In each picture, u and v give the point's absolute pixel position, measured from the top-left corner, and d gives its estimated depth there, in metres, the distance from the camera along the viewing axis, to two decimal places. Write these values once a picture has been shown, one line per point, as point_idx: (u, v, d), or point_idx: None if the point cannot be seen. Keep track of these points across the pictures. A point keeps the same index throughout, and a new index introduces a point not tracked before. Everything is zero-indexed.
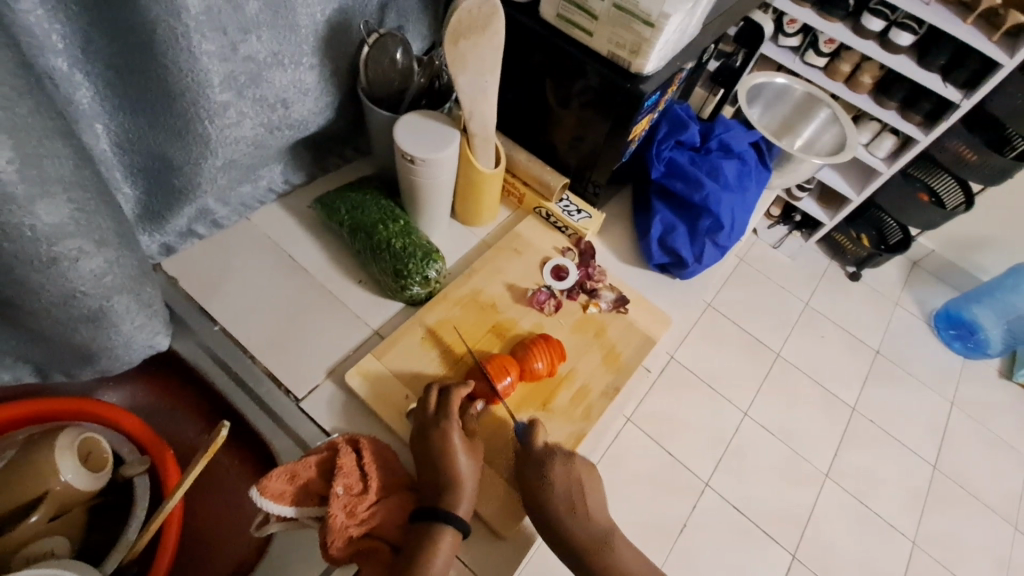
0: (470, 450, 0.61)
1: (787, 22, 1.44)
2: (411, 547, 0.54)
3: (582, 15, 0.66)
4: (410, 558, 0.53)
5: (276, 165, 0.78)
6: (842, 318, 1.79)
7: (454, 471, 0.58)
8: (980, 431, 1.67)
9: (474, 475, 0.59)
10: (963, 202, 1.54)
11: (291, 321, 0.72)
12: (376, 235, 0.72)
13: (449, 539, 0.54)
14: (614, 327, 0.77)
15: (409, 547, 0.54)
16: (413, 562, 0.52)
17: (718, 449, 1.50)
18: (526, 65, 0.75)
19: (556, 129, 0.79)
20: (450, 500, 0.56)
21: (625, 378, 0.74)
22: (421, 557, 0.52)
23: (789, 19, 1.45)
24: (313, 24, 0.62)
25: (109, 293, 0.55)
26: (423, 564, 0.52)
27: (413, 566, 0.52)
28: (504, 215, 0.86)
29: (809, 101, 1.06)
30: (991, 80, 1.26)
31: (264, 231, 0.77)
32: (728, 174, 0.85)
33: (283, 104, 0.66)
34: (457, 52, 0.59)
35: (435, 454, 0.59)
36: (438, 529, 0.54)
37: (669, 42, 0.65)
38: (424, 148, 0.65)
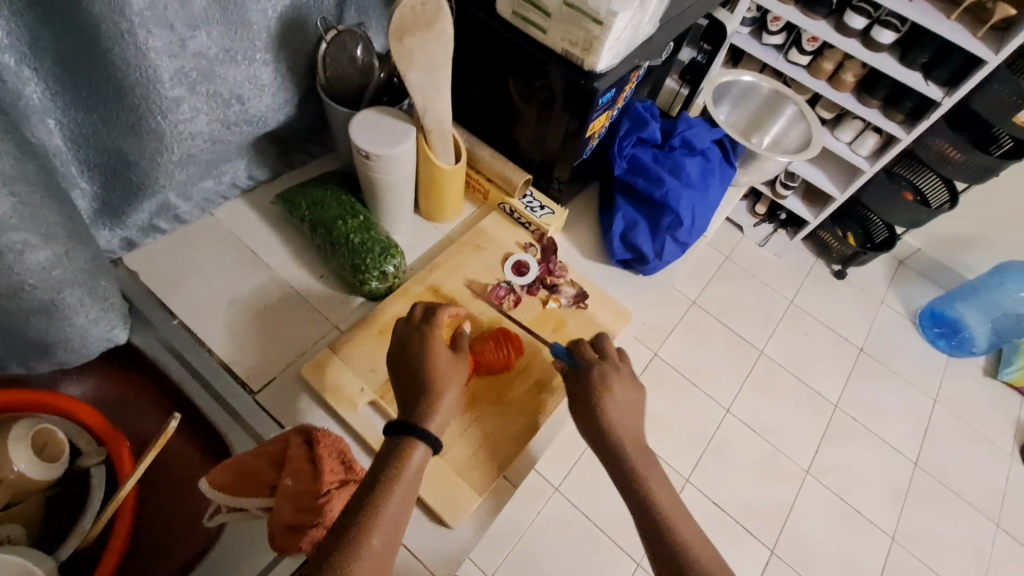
0: (454, 366, 0.63)
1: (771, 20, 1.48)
2: (378, 465, 0.54)
3: (535, 12, 0.67)
4: (379, 466, 0.53)
5: (240, 161, 0.79)
6: (826, 316, 1.80)
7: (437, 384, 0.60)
8: (961, 426, 1.68)
9: (453, 391, 0.60)
10: (947, 201, 1.57)
11: (249, 316, 0.73)
12: (336, 231, 0.73)
13: (421, 450, 0.55)
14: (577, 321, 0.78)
15: (378, 458, 0.55)
16: (382, 473, 0.53)
17: (700, 445, 1.52)
18: (487, 62, 0.76)
19: (519, 126, 0.80)
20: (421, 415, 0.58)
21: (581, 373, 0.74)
22: (390, 466, 0.53)
23: (773, 17, 1.49)
24: (265, 20, 0.62)
25: (60, 286, 0.55)
26: (395, 470, 0.53)
27: (352, 526, 0.49)
28: (469, 211, 0.87)
29: (776, 98, 1.04)
30: (971, 77, 1.29)
31: (226, 226, 0.78)
32: (691, 171, 0.85)
33: (239, 100, 0.66)
34: (403, 49, 0.58)
35: (417, 372, 0.61)
36: (410, 441, 0.55)
37: (620, 39, 0.65)
38: (379, 144, 0.66)
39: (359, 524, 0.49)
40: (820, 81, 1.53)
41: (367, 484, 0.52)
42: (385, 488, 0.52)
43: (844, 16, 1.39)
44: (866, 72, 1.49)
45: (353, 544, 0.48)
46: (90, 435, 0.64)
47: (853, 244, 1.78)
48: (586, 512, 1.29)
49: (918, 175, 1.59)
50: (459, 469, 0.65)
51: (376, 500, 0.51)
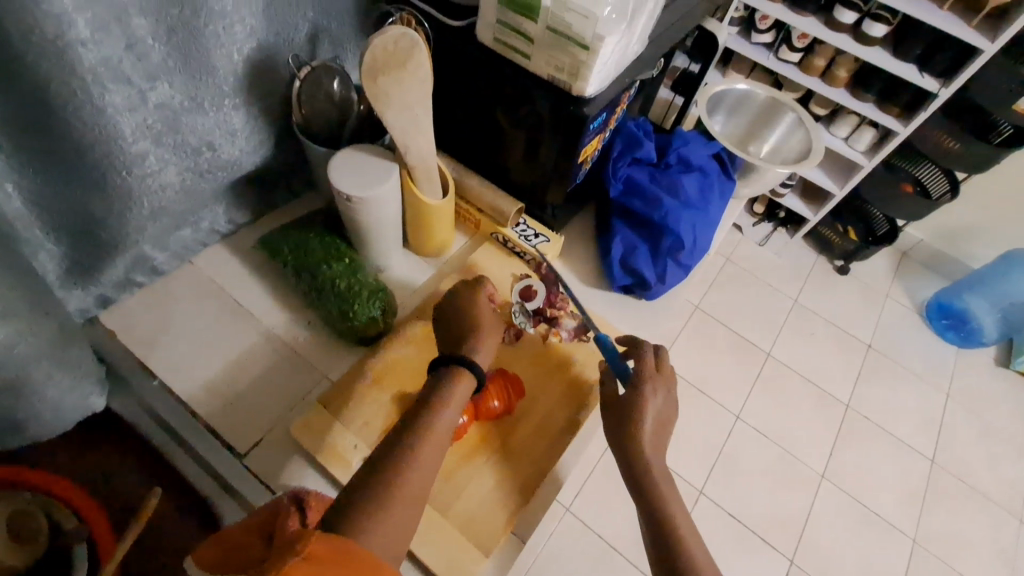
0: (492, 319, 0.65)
1: (759, 19, 1.47)
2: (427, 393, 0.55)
3: (518, 39, 0.63)
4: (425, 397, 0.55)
5: (219, 207, 0.75)
6: (832, 314, 1.77)
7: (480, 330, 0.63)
8: (975, 420, 1.64)
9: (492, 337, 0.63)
10: (948, 189, 1.53)
11: (232, 372, 0.68)
12: (320, 275, 0.69)
13: (466, 383, 0.57)
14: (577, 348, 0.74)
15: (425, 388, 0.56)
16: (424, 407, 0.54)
17: (710, 456, 1.48)
18: (470, 89, 0.72)
19: (508, 153, 0.76)
20: (469, 349, 0.60)
21: (588, 413, 0.70)
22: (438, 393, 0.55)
23: (761, 15, 1.47)
24: (231, 65, 0.58)
25: (23, 361, 0.52)
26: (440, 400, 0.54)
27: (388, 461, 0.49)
28: (460, 242, 0.83)
29: (772, 107, 1.01)
30: (968, 67, 1.26)
31: (207, 275, 0.75)
32: (689, 190, 0.81)
33: (210, 147, 0.62)
34: (377, 88, 0.54)
35: (464, 319, 0.64)
36: (456, 372, 0.57)
37: (609, 61, 0.61)
38: (360, 186, 0.62)
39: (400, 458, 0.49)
40: (813, 77, 1.50)
41: (414, 415, 0.53)
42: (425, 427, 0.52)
43: (833, 11, 1.36)
44: (859, 67, 1.46)
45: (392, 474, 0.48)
46: (73, 511, 0.60)
47: (855, 239, 1.76)
48: (600, 532, 1.25)
49: (916, 166, 1.55)
50: (463, 525, 0.61)
51: (418, 435, 0.51)
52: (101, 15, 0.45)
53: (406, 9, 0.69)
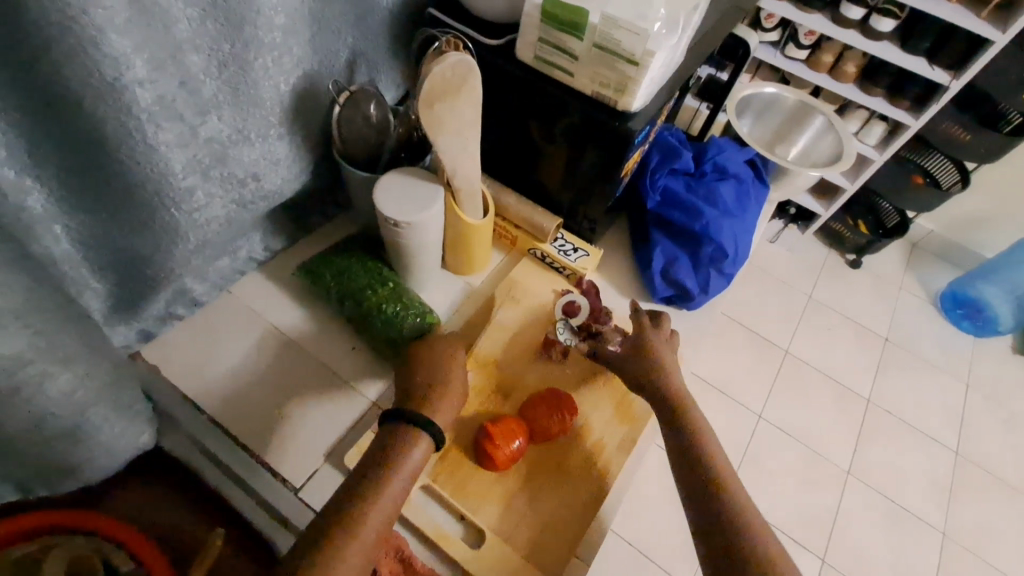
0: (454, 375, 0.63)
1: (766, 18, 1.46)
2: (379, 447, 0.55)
3: (560, 56, 0.62)
4: (380, 456, 0.54)
5: (255, 234, 0.74)
6: (849, 308, 1.76)
7: (442, 388, 0.62)
8: (995, 409, 1.64)
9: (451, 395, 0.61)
10: (958, 180, 1.54)
11: (279, 403, 0.67)
12: (365, 301, 0.68)
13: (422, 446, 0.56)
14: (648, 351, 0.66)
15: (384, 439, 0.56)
16: (380, 462, 0.54)
17: (736, 456, 1.47)
18: (507, 106, 0.71)
19: (545, 169, 0.76)
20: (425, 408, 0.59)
21: (641, 427, 0.69)
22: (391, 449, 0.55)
23: (767, 14, 1.46)
24: (277, 95, 0.57)
25: (82, 407, 0.51)
26: (399, 457, 0.54)
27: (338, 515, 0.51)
28: (497, 259, 0.82)
29: (801, 111, 1.00)
30: (979, 59, 1.26)
31: (247, 303, 0.74)
32: (727, 198, 0.81)
33: (254, 178, 0.61)
34: (432, 115, 0.53)
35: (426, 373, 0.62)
36: (412, 435, 0.56)
37: (656, 74, 0.61)
38: (408, 210, 0.61)
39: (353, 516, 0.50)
40: (821, 74, 1.51)
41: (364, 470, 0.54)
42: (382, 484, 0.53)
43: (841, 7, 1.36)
44: (868, 62, 1.46)
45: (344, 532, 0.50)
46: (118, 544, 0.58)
47: (866, 232, 1.76)
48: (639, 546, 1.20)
49: (925, 156, 1.56)
50: (531, 549, 0.61)
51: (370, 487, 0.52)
52: (157, 53, 0.44)
53: (442, 29, 0.68)
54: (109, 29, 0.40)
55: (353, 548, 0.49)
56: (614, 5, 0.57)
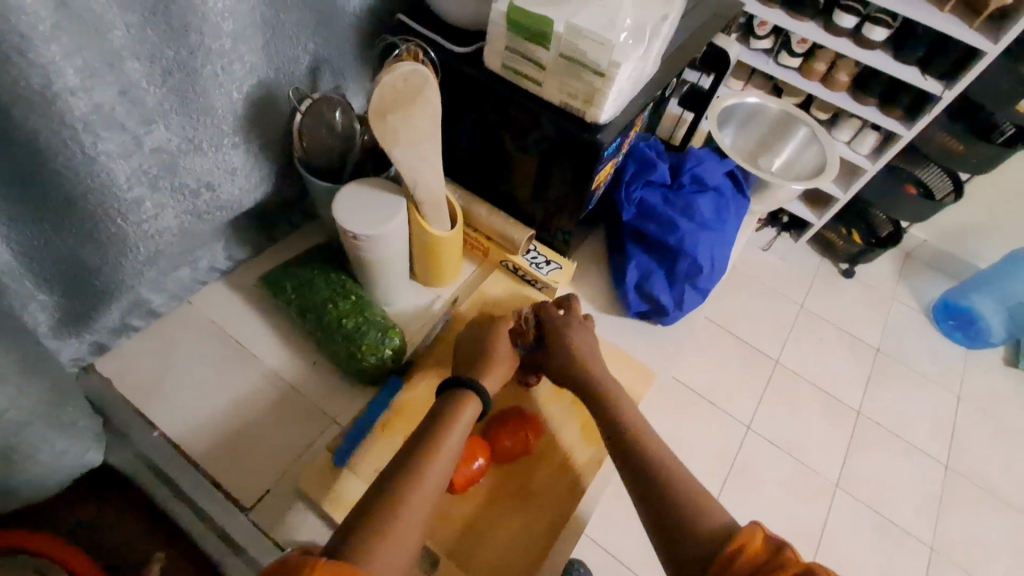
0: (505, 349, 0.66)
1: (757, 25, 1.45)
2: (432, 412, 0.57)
3: (528, 65, 0.60)
4: (431, 420, 0.56)
5: (217, 244, 0.72)
6: (840, 318, 1.74)
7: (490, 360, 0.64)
8: (986, 421, 1.62)
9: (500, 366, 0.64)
10: (951, 191, 1.56)
11: (236, 420, 0.66)
12: (326, 315, 0.66)
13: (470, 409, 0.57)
14: (565, 331, 0.66)
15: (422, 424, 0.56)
16: (421, 445, 0.53)
17: (723, 468, 1.45)
18: (476, 115, 0.69)
19: (516, 179, 0.74)
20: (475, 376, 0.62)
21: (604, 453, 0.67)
22: (441, 413, 0.56)
23: (760, 22, 1.45)
24: (231, 104, 0.55)
25: (17, 427, 0.49)
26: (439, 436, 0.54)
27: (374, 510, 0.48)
28: (468, 271, 0.81)
29: (784, 120, 0.98)
30: (973, 69, 1.24)
31: (208, 315, 0.72)
32: (704, 211, 0.79)
33: (209, 188, 0.59)
34: (387, 126, 0.50)
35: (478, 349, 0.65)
36: (465, 395, 0.58)
37: (625, 85, 0.59)
38: (369, 223, 0.59)
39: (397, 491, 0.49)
40: (812, 82, 1.49)
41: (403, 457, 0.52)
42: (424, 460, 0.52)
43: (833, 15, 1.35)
44: (860, 70, 1.45)
45: (388, 511, 0.48)
46: (62, 564, 0.55)
47: (858, 241, 1.74)
48: (621, 559, 1.18)
49: (920, 168, 1.55)
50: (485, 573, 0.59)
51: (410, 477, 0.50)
52: (92, 61, 0.42)
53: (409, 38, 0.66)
54: (35, 39, 0.38)
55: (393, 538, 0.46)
56: (580, 15, 0.54)
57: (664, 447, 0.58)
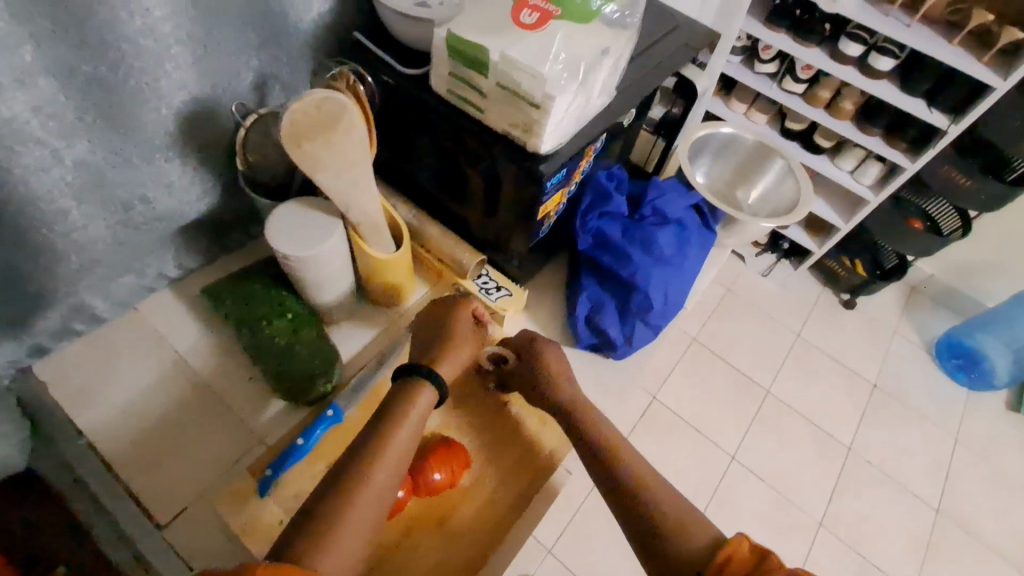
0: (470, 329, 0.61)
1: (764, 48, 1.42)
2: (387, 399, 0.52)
3: (470, 91, 0.59)
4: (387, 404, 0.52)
5: (167, 252, 0.71)
6: (836, 350, 1.70)
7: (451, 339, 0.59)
8: (984, 466, 1.56)
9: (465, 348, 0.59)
10: (959, 226, 1.49)
11: (163, 433, 0.65)
12: (259, 332, 0.65)
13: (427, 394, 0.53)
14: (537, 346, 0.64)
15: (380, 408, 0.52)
16: (380, 425, 0.50)
17: (704, 497, 1.42)
18: (428, 136, 0.68)
19: (469, 203, 0.72)
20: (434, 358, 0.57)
21: (531, 495, 0.66)
22: (399, 396, 0.52)
23: (765, 46, 1.43)
24: (161, 120, 0.55)
25: None
26: (395, 420, 0.50)
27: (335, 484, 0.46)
28: (419, 293, 0.79)
29: (760, 151, 0.96)
30: (980, 104, 1.20)
31: (151, 324, 0.71)
32: (663, 244, 0.77)
33: (143, 199, 0.59)
34: (304, 152, 0.48)
35: (438, 328, 0.60)
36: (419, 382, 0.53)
37: (567, 116, 0.57)
38: (299, 245, 0.59)
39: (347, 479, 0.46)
40: (816, 109, 1.45)
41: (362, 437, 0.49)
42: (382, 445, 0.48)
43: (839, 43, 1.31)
44: (865, 99, 1.41)
45: (338, 499, 0.45)
46: None
47: (862, 272, 1.67)
48: None
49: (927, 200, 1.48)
50: None
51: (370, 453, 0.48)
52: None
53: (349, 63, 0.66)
54: None
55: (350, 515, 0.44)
56: (516, 46, 0.52)
57: (645, 465, 0.54)
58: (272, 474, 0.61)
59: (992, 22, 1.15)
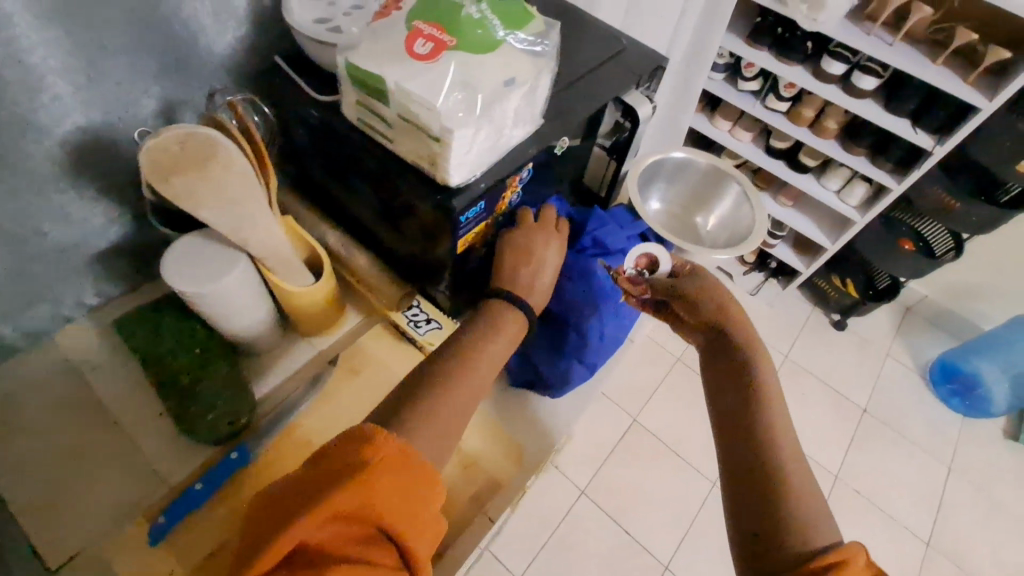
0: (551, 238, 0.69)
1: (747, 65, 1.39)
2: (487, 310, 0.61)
3: (377, 121, 0.56)
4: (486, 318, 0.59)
5: (85, 281, 0.68)
6: (825, 374, 1.64)
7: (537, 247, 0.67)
8: (980, 497, 1.48)
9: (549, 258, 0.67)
10: (952, 248, 1.39)
11: (62, 471, 0.61)
12: (164, 368, 0.63)
13: (515, 317, 0.61)
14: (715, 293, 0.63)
15: (461, 333, 0.57)
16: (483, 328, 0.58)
17: (682, 524, 1.41)
18: (349, 165, 0.65)
19: (396, 234, 0.69)
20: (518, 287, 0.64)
21: (446, 544, 0.64)
22: (493, 310, 0.60)
23: (747, 63, 1.39)
24: (47, 151, 0.53)
25: None
26: (489, 334, 0.58)
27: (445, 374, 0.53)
28: (351, 322, 0.75)
29: (713, 175, 0.93)
30: (965, 125, 1.15)
31: (63, 354, 0.68)
32: (602, 279, 0.74)
33: (37, 231, 0.57)
34: (172, 188, 0.45)
35: (523, 239, 0.67)
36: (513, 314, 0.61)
37: (478, 147, 0.54)
38: (195, 280, 0.55)
39: (435, 392, 0.50)
40: (800, 128, 1.41)
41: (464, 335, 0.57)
42: (460, 374, 0.53)
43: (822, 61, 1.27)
44: (850, 118, 1.37)
45: (435, 392, 0.51)
46: None
47: (854, 293, 1.62)
48: None
49: (919, 221, 1.40)
50: None
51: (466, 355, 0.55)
52: None
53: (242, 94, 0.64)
54: None
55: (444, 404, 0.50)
56: (413, 78, 0.49)
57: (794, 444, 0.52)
58: (165, 521, 0.59)
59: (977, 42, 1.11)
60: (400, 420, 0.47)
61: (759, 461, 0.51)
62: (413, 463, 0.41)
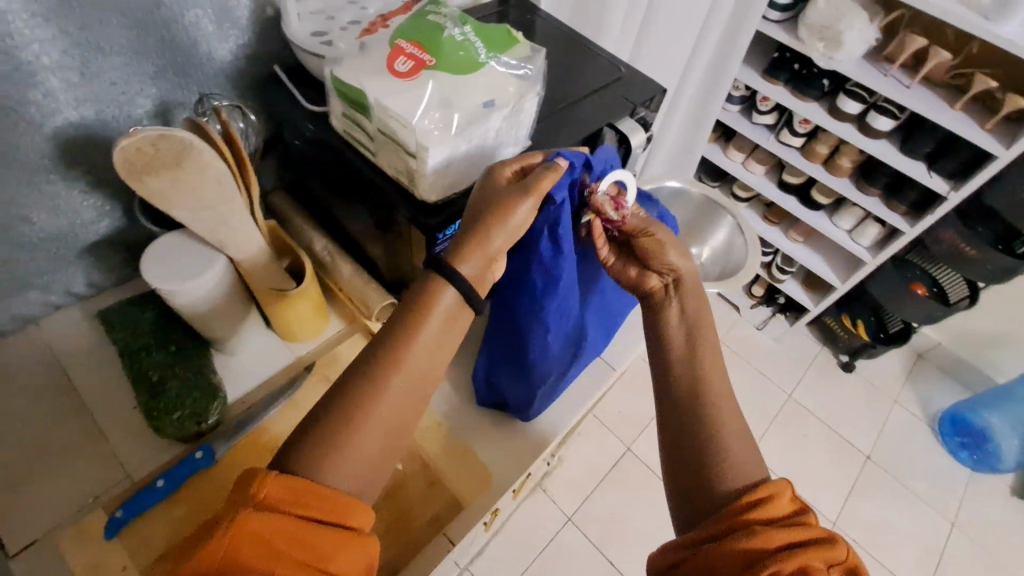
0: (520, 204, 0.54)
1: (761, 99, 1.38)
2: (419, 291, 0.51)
3: (361, 133, 0.57)
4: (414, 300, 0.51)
5: (77, 271, 0.69)
6: (830, 416, 1.60)
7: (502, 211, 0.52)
8: (987, 559, 1.41)
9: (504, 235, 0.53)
10: (967, 295, 1.31)
11: (31, 457, 0.62)
12: (138, 362, 0.64)
13: (446, 296, 0.51)
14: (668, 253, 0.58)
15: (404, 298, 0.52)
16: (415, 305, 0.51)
17: None
18: (337, 174, 0.66)
19: (380, 246, 0.69)
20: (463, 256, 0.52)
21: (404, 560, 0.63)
22: (426, 291, 0.51)
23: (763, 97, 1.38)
24: (38, 142, 0.55)
25: None
26: (423, 314, 0.50)
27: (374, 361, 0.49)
28: (332, 329, 0.76)
29: (707, 206, 0.92)
30: (978, 174, 1.11)
31: (46, 341, 0.69)
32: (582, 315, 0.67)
33: (26, 219, 0.59)
34: (148, 188, 0.48)
35: (478, 205, 0.53)
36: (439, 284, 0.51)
37: (455, 167, 0.55)
38: (169, 278, 0.56)
39: (371, 379, 0.47)
40: (813, 165, 1.40)
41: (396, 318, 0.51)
42: (412, 335, 0.50)
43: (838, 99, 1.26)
44: (864, 159, 1.34)
45: (367, 384, 0.47)
46: None
47: (864, 334, 1.55)
48: None
49: (934, 266, 1.32)
50: None
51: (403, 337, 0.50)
52: None
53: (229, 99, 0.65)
54: None
55: (378, 399, 0.47)
56: (394, 96, 0.50)
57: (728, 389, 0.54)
58: (123, 517, 0.59)
59: (996, 88, 1.08)
60: (341, 414, 0.46)
61: (691, 403, 0.53)
62: (316, 490, 0.42)
